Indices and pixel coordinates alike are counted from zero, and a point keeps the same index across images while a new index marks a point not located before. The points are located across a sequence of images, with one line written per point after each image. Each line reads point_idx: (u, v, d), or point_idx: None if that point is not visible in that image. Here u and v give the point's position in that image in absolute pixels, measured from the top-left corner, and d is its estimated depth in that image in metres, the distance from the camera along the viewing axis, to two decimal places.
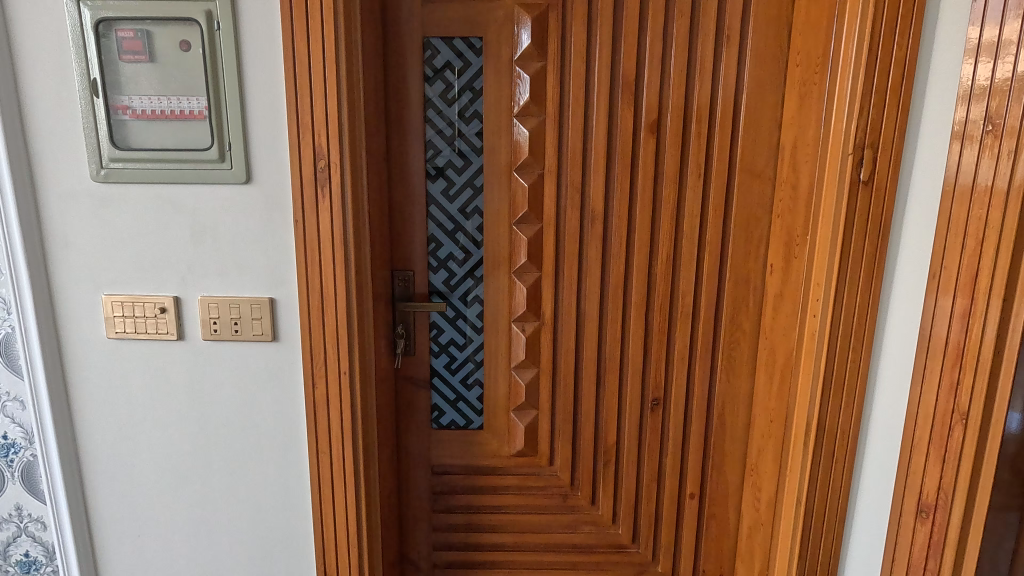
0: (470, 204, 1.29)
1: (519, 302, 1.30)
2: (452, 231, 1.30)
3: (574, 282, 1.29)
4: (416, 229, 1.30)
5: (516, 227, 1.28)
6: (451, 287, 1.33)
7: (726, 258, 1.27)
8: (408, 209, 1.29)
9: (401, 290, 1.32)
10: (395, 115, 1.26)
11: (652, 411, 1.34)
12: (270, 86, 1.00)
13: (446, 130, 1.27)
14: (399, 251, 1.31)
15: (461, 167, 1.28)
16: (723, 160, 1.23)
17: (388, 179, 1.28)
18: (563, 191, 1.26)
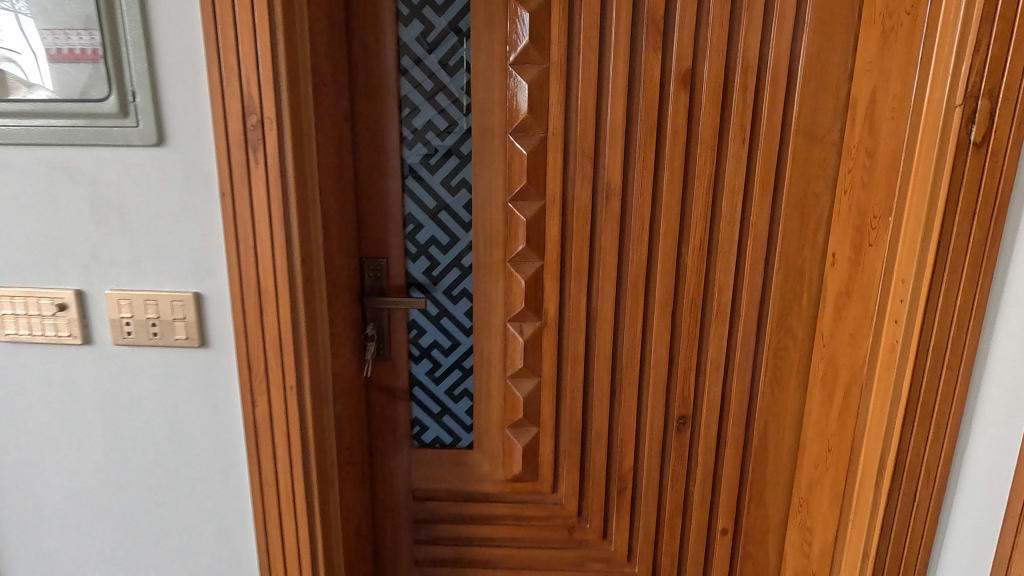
0: (456, 177, 1.05)
1: (516, 298, 1.06)
2: (433, 211, 1.07)
3: (584, 274, 1.04)
4: (390, 209, 1.07)
5: (513, 205, 1.03)
6: (434, 278, 1.09)
7: (775, 245, 1.03)
8: (379, 184, 1.06)
9: (372, 281, 1.09)
10: (359, 66, 1.02)
11: (678, 431, 1.11)
12: (182, 15, 0.76)
13: (424, 84, 1.03)
14: (368, 236, 1.08)
15: (444, 131, 1.04)
16: (775, 120, 0.97)
17: (354, 147, 1.05)
18: (571, 160, 1.01)
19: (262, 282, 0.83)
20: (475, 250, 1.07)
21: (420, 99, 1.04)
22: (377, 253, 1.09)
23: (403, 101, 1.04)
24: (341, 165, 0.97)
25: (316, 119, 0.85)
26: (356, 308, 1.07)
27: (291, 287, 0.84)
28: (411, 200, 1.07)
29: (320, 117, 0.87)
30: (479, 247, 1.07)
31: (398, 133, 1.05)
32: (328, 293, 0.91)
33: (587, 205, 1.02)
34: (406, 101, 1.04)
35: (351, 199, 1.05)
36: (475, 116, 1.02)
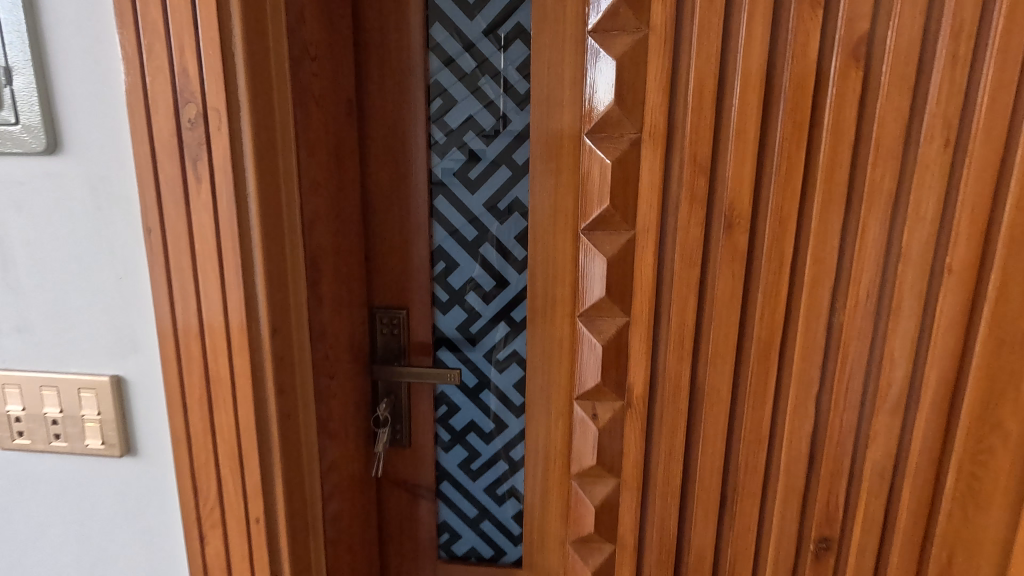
0: (505, 197, 0.76)
1: (587, 369, 0.75)
2: (473, 244, 0.78)
3: (688, 336, 0.72)
4: (412, 238, 0.77)
5: (586, 237, 0.72)
6: (471, 336, 0.80)
7: (983, 303, 0.68)
8: (399, 204, 0.77)
9: (386, 340, 0.80)
10: (370, 40, 0.74)
11: (815, 560, 0.77)
12: None
13: (465, 65, 0.74)
14: (382, 275, 0.79)
15: (490, 131, 0.75)
16: (999, 113, 0.63)
17: (365, 153, 0.76)
18: (674, 174, 0.69)
19: (211, 366, 0.54)
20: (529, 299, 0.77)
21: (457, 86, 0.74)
22: (396, 298, 0.79)
23: (435, 88, 0.75)
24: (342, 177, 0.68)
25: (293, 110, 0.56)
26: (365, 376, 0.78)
27: (250, 372, 0.54)
28: (442, 229, 0.78)
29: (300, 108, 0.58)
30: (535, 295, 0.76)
31: (426, 134, 0.76)
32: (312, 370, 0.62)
33: (698, 239, 0.69)
34: (440, 88, 0.75)
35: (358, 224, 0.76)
36: (533, 108, 0.72)
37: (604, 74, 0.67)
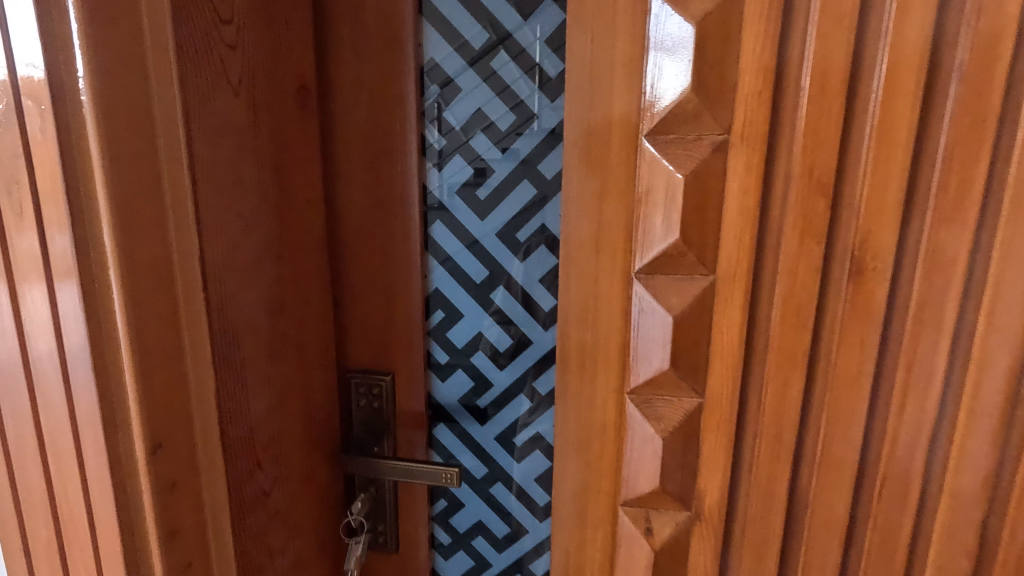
0: (529, 227, 0.55)
1: (646, 467, 0.53)
2: (482, 290, 0.58)
3: (787, 429, 0.50)
4: (396, 279, 0.58)
5: (646, 281, 0.50)
6: (480, 411, 0.60)
7: None
8: (381, 232, 0.57)
9: (367, 414, 0.61)
10: (339, 7, 0.53)
11: None
12: None
13: (473, 39, 0.53)
14: (359, 325, 0.60)
15: (507, 133, 0.54)
16: None
17: (337, 163, 0.57)
18: (775, 195, 0.47)
19: (76, 457, 0.40)
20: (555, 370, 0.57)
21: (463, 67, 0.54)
22: (375, 357, 0.60)
23: (432, 72, 0.54)
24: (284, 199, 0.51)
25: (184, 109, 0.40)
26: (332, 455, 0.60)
27: (110, 469, 0.39)
28: (441, 267, 0.58)
29: (198, 105, 0.41)
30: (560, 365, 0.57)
31: (419, 136, 0.55)
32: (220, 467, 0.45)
33: (812, 292, 0.47)
34: (438, 72, 0.54)
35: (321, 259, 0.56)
36: (569, 100, 0.50)
37: (671, 37, 0.45)
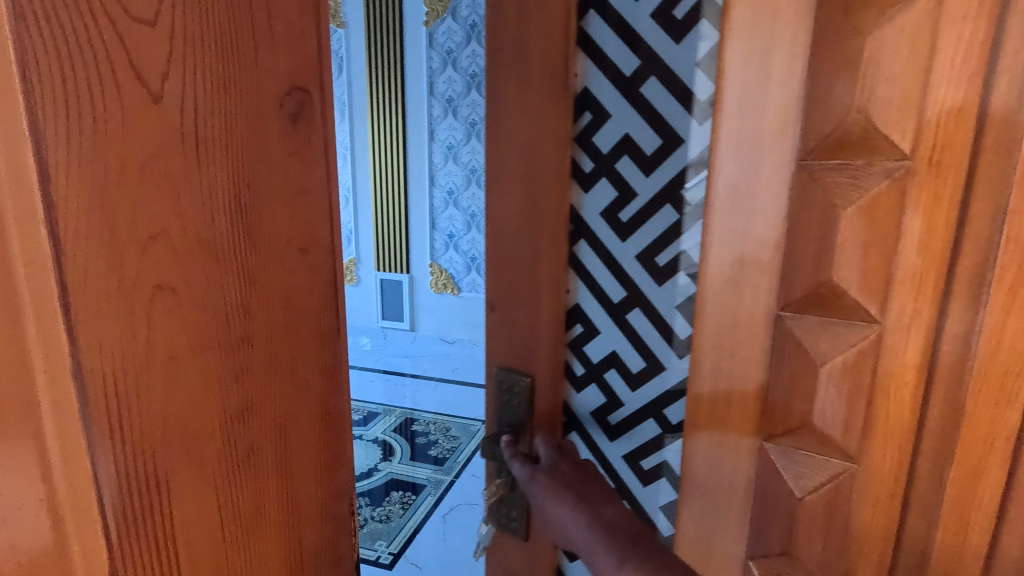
0: (661, 220, 0.85)
1: (809, 473, 0.74)
2: (624, 261, 0.89)
3: (979, 445, 0.64)
4: (535, 259, 0.89)
5: (783, 316, 0.74)
6: (629, 375, 0.92)
7: None
8: (526, 226, 0.88)
9: (513, 407, 0.95)
10: (509, 86, 0.85)
11: None
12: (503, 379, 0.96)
13: (634, 85, 0.82)
14: (512, 279, 0.92)
15: (647, 159, 0.84)
16: None
17: (507, 165, 0.87)
18: (962, 259, 0.62)
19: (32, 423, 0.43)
20: (669, 331, 0.88)
21: (623, 106, 0.84)
22: (527, 304, 0.91)
23: (588, 98, 0.85)
24: (247, 231, 0.56)
25: (79, 149, 0.42)
26: (303, 450, 0.67)
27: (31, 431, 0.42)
28: (590, 243, 0.90)
29: (125, 109, 0.44)
30: (676, 316, 0.87)
31: (575, 159, 0.87)
32: (124, 480, 0.47)
33: (1008, 332, 0.61)
34: (595, 102, 0.85)
35: (300, 286, 0.64)
36: (726, 123, 0.72)
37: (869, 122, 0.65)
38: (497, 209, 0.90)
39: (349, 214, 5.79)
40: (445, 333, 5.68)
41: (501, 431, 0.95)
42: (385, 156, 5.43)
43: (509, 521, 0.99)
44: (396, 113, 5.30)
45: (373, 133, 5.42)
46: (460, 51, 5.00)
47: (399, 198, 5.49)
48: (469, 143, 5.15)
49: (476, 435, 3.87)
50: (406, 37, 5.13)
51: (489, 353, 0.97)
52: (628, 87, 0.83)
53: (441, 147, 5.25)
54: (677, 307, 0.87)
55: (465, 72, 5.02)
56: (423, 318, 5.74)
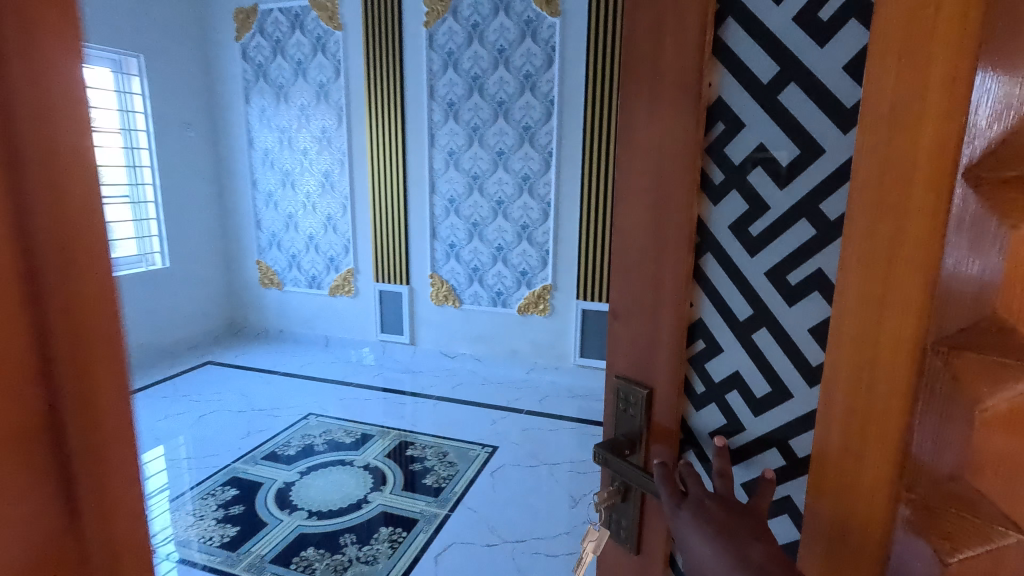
0: (798, 239, 0.85)
1: (963, 536, 0.60)
2: (753, 277, 0.91)
3: None
4: (659, 274, 0.96)
5: (942, 347, 0.60)
6: (756, 389, 0.94)
7: None
8: (654, 242, 0.96)
9: (631, 417, 1.05)
10: (636, 116, 0.94)
11: None
12: (624, 396, 1.06)
13: (771, 103, 0.84)
14: (638, 285, 0.99)
15: (782, 175, 0.85)
16: None
17: (632, 175, 0.96)
18: None
19: None
20: (799, 355, 0.87)
21: (757, 117, 0.86)
22: (650, 308, 0.99)
23: (722, 118, 0.89)
24: None
25: None
26: None
27: None
28: (717, 256, 0.94)
29: None
30: (807, 341, 0.86)
31: (706, 176, 0.92)
32: None
33: None
34: (728, 122, 0.88)
35: None
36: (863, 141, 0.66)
37: None
38: (624, 216, 0.99)
39: (345, 222, 5.51)
40: (446, 348, 5.42)
41: (618, 439, 1.07)
42: (384, 162, 5.20)
43: (620, 526, 1.10)
44: (395, 118, 5.08)
45: (371, 138, 5.19)
46: (461, 53, 4.79)
47: (398, 205, 5.25)
48: (472, 148, 4.93)
49: (475, 461, 3.65)
50: (405, 39, 4.91)
51: (612, 364, 1.08)
52: (767, 96, 0.85)
53: (442, 153, 5.03)
54: (810, 330, 0.85)
55: (467, 74, 4.81)
56: (423, 332, 5.48)
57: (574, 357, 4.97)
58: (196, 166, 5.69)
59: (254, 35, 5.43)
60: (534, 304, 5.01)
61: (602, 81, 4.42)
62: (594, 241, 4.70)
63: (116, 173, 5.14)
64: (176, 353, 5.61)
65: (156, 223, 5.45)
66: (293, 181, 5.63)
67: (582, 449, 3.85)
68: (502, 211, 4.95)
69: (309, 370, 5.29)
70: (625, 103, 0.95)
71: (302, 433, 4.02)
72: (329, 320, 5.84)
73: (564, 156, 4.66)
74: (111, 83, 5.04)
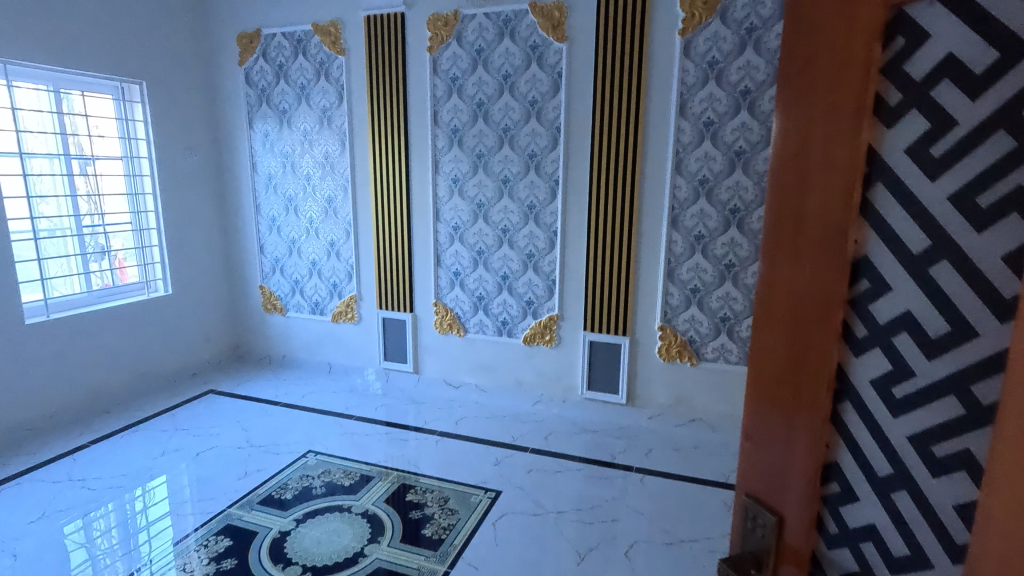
0: (947, 414, 0.84)
1: None
2: (894, 438, 0.91)
3: None
4: (792, 413, 0.99)
5: None
6: (891, 542, 0.93)
7: None
8: (792, 384, 0.98)
9: (758, 537, 1.08)
10: (782, 262, 0.97)
11: None
12: (752, 515, 1.09)
13: (923, 277, 0.84)
14: (774, 418, 1.02)
15: (930, 346, 0.84)
16: None
17: (773, 313, 1.00)
18: None
19: None
20: (943, 526, 0.86)
21: (908, 287, 0.86)
22: (784, 443, 1.01)
23: (870, 282, 0.88)
24: None
25: None
26: None
27: None
28: (856, 410, 0.94)
29: None
30: (950, 516, 0.85)
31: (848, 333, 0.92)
32: None
33: None
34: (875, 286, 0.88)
35: None
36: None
37: None
38: (764, 351, 1.02)
39: (348, 249, 5.41)
40: (450, 378, 5.29)
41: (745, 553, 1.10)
42: (388, 188, 5.11)
43: None
44: (399, 144, 4.98)
45: (374, 164, 5.10)
46: (466, 79, 4.68)
47: (402, 233, 5.15)
48: (476, 175, 4.81)
49: (478, 507, 3.54)
50: (408, 64, 4.82)
51: (744, 483, 1.11)
52: (918, 270, 0.84)
53: (446, 180, 4.92)
54: (955, 507, 0.84)
55: (471, 100, 4.70)
56: (427, 361, 5.36)
57: (582, 390, 4.82)
58: (199, 190, 5.62)
59: (257, 59, 5.36)
60: (541, 334, 4.86)
61: (611, 108, 4.29)
62: (603, 271, 4.57)
63: (120, 200, 5.09)
64: (178, 381, 5.53)
65: (159, 249, 5.38)
66: (296, 206, 5.54)
67: (591, 495, 3.71)
68: (508, 239, 4.82)
69: (311, 400, 5.18)
70: (771, 248, 0.98)
71: (301, 474, 3.91)
72: (332, 347, 5.74)
73: (572, 185, 4.53)
74: (114, 111, 4.99)
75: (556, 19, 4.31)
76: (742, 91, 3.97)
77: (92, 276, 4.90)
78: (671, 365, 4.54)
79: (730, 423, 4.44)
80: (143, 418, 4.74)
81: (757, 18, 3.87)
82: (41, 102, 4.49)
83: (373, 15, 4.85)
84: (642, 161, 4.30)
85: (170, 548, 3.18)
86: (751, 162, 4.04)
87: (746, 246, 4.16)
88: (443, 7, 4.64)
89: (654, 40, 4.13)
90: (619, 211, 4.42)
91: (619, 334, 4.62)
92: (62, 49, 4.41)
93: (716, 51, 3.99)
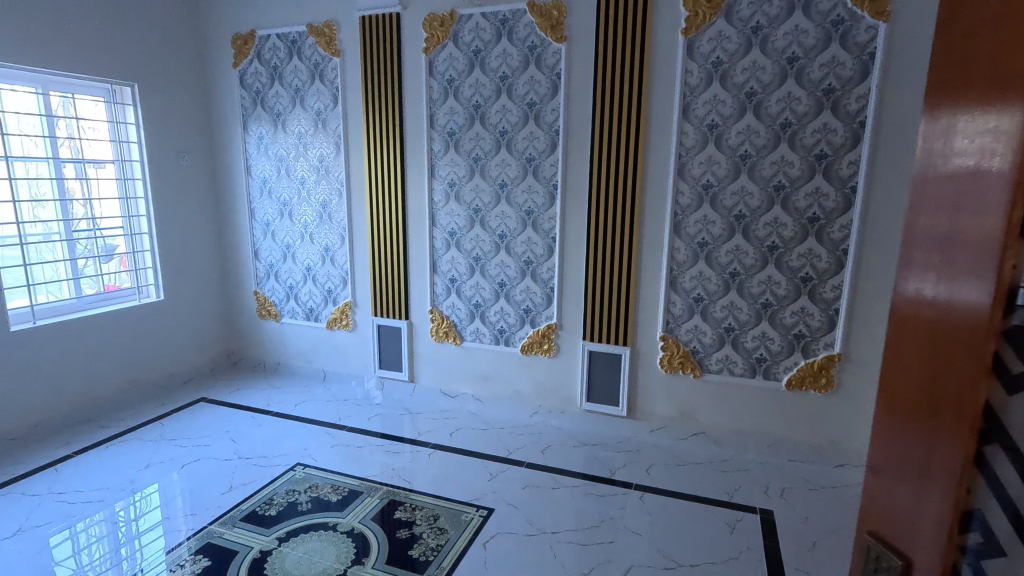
0: None
1: None
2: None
3: None
4: (933, 447, 0.81)
5: None
6: None
7: None
8: (933, 416, 0.80)
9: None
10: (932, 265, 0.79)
11: None
12: (878, 554, 0.92)
13: None
14: (901, 454, 0.87)
15: None
16: None
17: (914, 320, 0.83)
18: None
19: None
20: None
21: None
22: (910, 485, 0.85)
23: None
24: None
25: None
26: None
27: None
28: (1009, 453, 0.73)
29: None
30: None
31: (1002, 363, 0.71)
32: None
33: None
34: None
35: None
36: None
37: None
38: (896, 376, 0.87)
39: (343, 254, 5.28)
40: (446, 387, 5.15)
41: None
42: (383, 192, 4.98)
43: None
44: (394, 147, 4.86)
45: (369, 168, 4.98)
46: (462, 80, 4.55)
47: (398, 238, 5.02)
48: (473, 180, 4.68)
49: (468, 527, 3.38)
50: (404, 66, 4.70)
51: (868, 513, 0.96)
52: None
53: (442, 184, 4.79)
54: None
55: (467, 102, 4.57)
56: (423, 370, 5.22)
57: (582, 402, 4.65)
58: (192, 195, 5.53)
59: (252, 61, 5.26)
60: (538, 343, 4.71)
61: (612, 110, 4.14)
62: (603, 278, 4.41)
63: (111, 205, 5.00)
64: (170, 388, 5.43)
65: (151, 254, 5.30)
66: (291, 211, 5.43)
67: (588, 514, 3.55)
68: (505, 245, 4.68)
69: (303, 410, 5.05)
70: (915, 258, 0.83)
71: (287, 489, 3.77)
72: (327, 354, 5.62)
73: (571, 190, 4.39)
74: (105, 114, 4.92)
75: (555, 19, 4.17)
76: (747, 93, 3.82)
77: (83, 281, 4.84)
78: (674, 376, 4.37)
79: (735, 438, 4.26)
80: (130, 427, 4.64)
81: (763, 17, 3.71)
82: (30, 105, 4.42)
83: (368, 16, 4.74)
84: (643, 166, 4.15)
85: (162, 556, 3.14)
86: (756, 166, 3.87)
87: (751, 253, 3.99)
88: (439, 7, 4.52)
89: (656, 40, 3.98)
90: (619, 217, 4.26)
91: (619, 344, 4.45)
92: (51, 50, 4.33)
93: (720, 52, 3.84)
